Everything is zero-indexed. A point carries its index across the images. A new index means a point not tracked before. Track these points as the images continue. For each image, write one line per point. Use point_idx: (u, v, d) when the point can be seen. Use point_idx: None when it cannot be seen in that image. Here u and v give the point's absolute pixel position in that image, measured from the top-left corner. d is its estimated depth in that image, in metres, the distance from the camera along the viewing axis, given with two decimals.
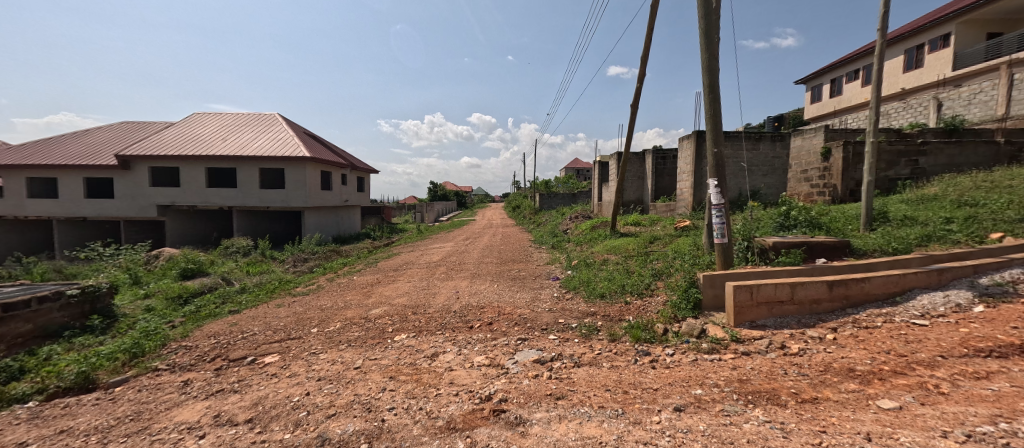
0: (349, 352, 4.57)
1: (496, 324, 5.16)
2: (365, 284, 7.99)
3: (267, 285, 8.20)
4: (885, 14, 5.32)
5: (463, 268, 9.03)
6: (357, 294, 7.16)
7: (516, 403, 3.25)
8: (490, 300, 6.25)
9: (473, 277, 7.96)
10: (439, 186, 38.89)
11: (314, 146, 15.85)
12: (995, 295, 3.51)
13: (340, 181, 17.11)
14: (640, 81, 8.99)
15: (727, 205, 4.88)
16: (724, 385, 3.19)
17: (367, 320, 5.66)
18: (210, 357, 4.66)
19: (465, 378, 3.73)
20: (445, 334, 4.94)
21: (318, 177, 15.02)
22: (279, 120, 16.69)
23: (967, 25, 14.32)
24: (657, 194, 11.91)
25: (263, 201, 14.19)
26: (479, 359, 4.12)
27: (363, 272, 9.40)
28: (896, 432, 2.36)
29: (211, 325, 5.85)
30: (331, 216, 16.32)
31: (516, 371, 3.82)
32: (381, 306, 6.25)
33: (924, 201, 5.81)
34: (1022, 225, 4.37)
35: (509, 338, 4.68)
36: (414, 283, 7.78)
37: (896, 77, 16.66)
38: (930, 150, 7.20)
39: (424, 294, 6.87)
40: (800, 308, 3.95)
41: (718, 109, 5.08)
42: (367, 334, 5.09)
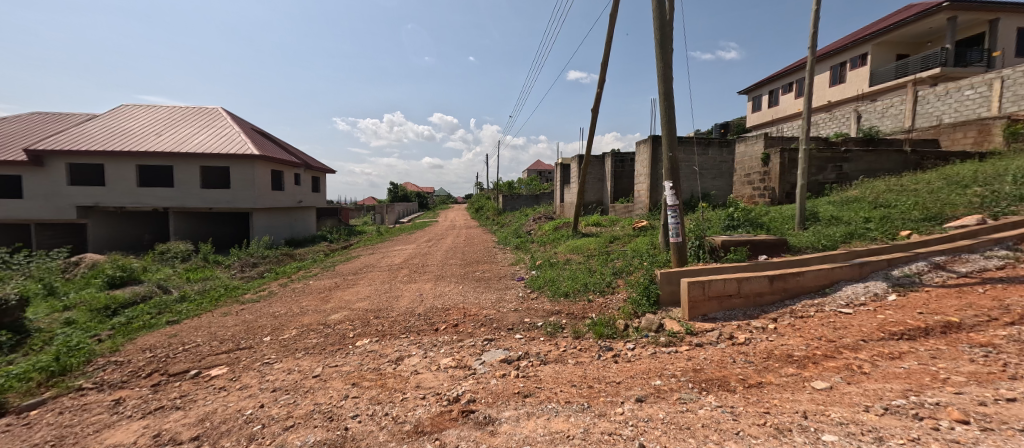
0: (307, 360, 4.49)
1: (462, 326, 5.25)
2: (323, 289, 7.78)
3: (211, 292, 7.78)
4: (814, 33, 5.89)
5: (427, 270, 9.00)
6: (315, 300, 6.98)
7: (484, 403, 3.36)
8: (455, 302, 6.31)
9: (436, 279, 7.97)
10: (400, 186, 38.15)
11: (265, 144, 15.13)
12: (905, 285, 4.01)
13: (294, 181, 16.44)
14: (600, 86, 9.36)
15: (681, 206, 5.24)
16: (681, 375, 3.46)
17: (326, 326, 5.56)
18: (146, 372, 4.41)
19: (431, 381, 3.79)
20: (409, 337, 4.96)
21: (269, 176, 14.36)
22: (225, 116, 15.79)
23: (881, 46, 15.92)
24: (616, 196, 12.42)
25: (206, 202, 13.38)
26: (445, 361, 4.20)
27: (320, 276, 9.14)
28: (828, 409, 2.70)
29: (146, 337, 5.51)
30: (284, 217, 15.67)
31: (483, 371, 3.94)
32: (341, 311, 6.15)
33: (848, 202, 6.49)
34: (926, 224, 4.97)
35: (476, 339, 4.79)
36: (376, 286, 7.68)
37: (824, 91, 18.24)
38: (852, 157, 8.00)
39: (386, 297, 6.81)
40: (746, 300, 4.34)
41: (673, 115, 5.42)
42: (326, 341, 5.01)
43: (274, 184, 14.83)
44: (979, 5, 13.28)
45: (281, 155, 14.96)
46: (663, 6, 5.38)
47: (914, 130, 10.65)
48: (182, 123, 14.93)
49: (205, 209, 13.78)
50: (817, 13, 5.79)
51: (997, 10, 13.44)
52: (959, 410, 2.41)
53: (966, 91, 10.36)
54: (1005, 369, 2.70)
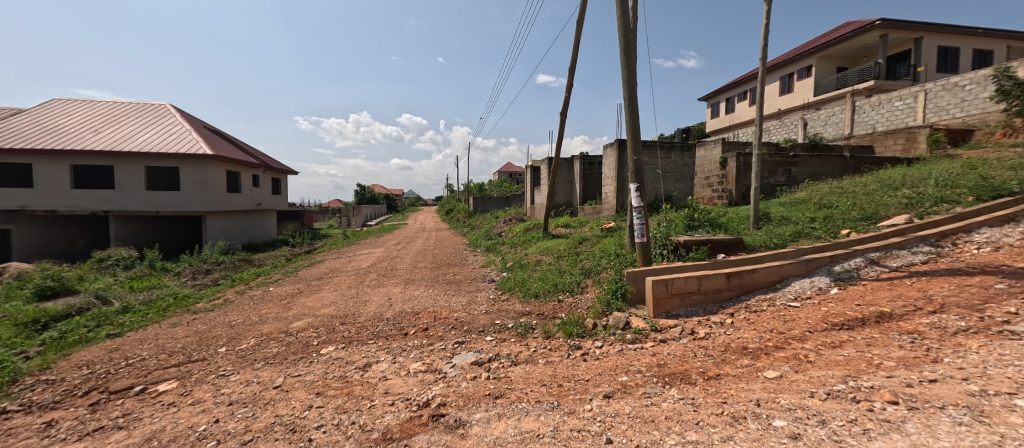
0: (268, 371, 4.35)
1: (432, 329, 5.25)
2: (284, 295, 7.53)
3: (158, 302, 7.36)
4: (764, 46, 6.28)
5: (396, 273, 8.91)
6: (276, 307, 6.75)
7: (454, 406, 3.39)
8: (425, 306, 6.29)
9: (405, 283, 7.89)
10: (367, 188, 37.33)
11: (219, 144, 14.46)
12: (845, 279, 4.36)
13: (252, 183, 15.79)
14: (568, 90, 9.56)
15: (646, 207, 5.47)
16: (646, 370, 3.63)
17: (288, 334, 5.41)
18: (82, 391, 4.12)
19: (401, 387, 3.79)
20: (377, 343, 4.91)
21: (224, 178, 13.73)
22: (174, 113, 14.99)
23: (823, 59, 17.06)
24: (584, 198, 12.70)
25: (151, 205, 12.62)
26: (415, 366, 4.20)
27: (281, 282, 8.85)
28: (778, 396, 2.90)
29: (82, 353, 5.15)
30: (240, 221, 15.01)
31: (454, 374, 3.97)
32: (305, 319, 6.00)
33: (796, 203, 6.94)
34: (862, 223, 5.39)
35: (446, 342, 4.80)
36: (342, 291, 7.52)
37: (774, 99, 19.35)
38: (799, 162, 8.55)
39: (353, 303, 6.69)
40: (706, 297, 4.58)
41: (637, 120, 5.64)
42: (289, 350, 4.88)
43: (230, 186, 14.19)
44: (905, 24, 14.56)
45: (237, 155, 14.34)
46: (627, 14, 5.58)
47: (851, 137, 11.51)
48: (125, 120, 14.04)
49: (150, 212, 12.99)
50: (767, 28, 6.17)
51: (920, 29, 14.74)
52: (890, 391, 2.65)
53: (896, 102, 11.31)
54: (928, 353, 3.00)
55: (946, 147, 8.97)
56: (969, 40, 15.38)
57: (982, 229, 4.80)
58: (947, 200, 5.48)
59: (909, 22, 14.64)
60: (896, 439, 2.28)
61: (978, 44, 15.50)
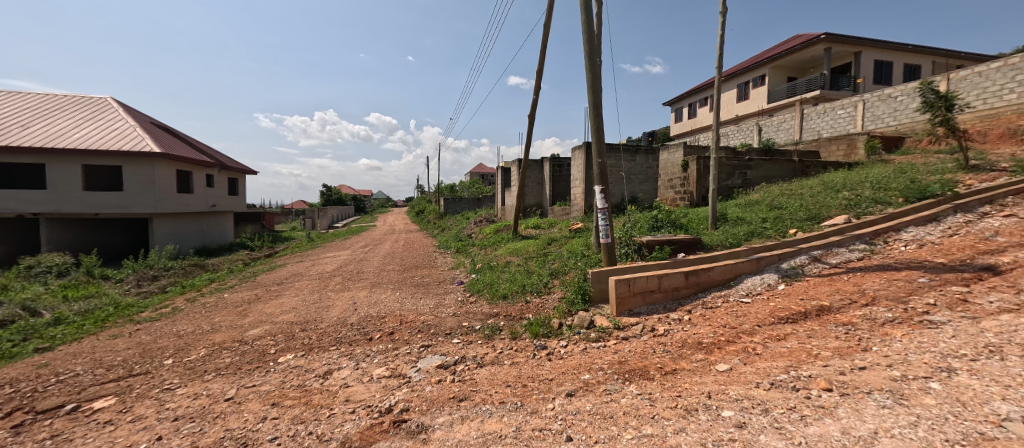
0: (219, 382, 4.17)
1: (397, 333, 5.18)
2: (240, 302, 7.23)
3: (97, 313, 6.90)
4: (720, 54, 6.54)
5: (362, 277, 8.73)
6: (231, 315, 6.48)
7: (417, 411, 3.37)
8: (391, 309, 6.20)
9: (371, 287, 7.76)
10: (335, 190, 36.40)
11: (168, 142, 13.74)
12: (792, 275, 4.61)
13: (206, 183, 15.08)
14: (536, 93, 9.63)
15: (610, 209, 5.60)
16: (607, 368, 3.71)
17: (243, 343, 5.21)
18: (3, 412, 3.80)
19: (363, 393, 3.73)
20: (340, 349, 4.81)
21: (173, 178, 13.04)
22: (117, 108, 14.15)
23: (776, 69, 17.97)
24: (554, 199, 12.86)
25: (89, 207, 11.83)
26: (378, 371, 4.14)
27: (237, 288, 8.49)
28: (728, 388, 3.04)
29: (5, 370, 4.75)
30: (192, 224, 14.28)
31: (419, 379, 3.94)
32: (262, 326, 5.80)
33: (751, 204, 7.27)
34: (808, 223, 5.72)
35: (412, 346, 4.76)
36: (303, 297, 7.30)
37: (731, 105, 20.21)
38: (754, 165, 8.98)
39: (316, 308, 6.51)
40: (666, 295, 4.74)
41: (601, 123, 5.77)
42: (242, 359, 4.70)
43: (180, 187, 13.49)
44: (846, 39, 15.58)
45: (188, 154, 13.66)
46: (591, 20, 5.68)
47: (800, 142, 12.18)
48: (60, 114, 13.15)
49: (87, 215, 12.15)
50: (723, 38, 6.44)
51: (860, 44, 15.78)
52: (825, 379, 2.83)
53: (839, 110, 12.07)
54: (860, 343, 3.22)
55: (881, 153, 9.63)
56: (904, 55, 16.60)
57: (909, 228, 5.21)
58: (880, 202, 5.90)
59: (850, 37, 15.68)
60: (829, 423, 2.43)
61: (911, 59, 16.74)
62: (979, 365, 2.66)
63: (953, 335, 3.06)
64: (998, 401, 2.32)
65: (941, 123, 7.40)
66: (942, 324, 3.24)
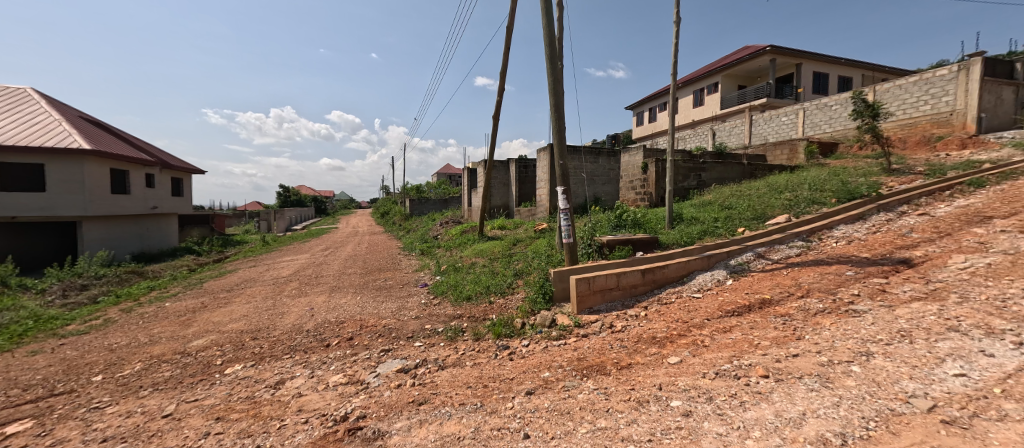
0: (155, 399, 3.93)
1: (357, 339, 5.07)
2: (184, 311, 6.83)
3: (14, 326, 6.30)
4: (675, 62, 6.81)
5: (321, 281, 8.47)
6: (172, 325, 6.12)
7: (375, 417, 3.32)
8: (351, 314, 6.06)
9: (330, 291, 7.54)
10: (294, 191, 35.08)
11: (100, 138, 12.83)
12: (739, 271, 4.87)
13: (145, 183, 14.16)
14: (500, 95, 9.64)
15: (571, 209, 5.72)
16: (566, 365, 3.79)
17: (185, 355, 4.94)
18: None
19: (316, 402, 3.63)
20: (293, 357, 4.66)
21: (106, 177, 12.17)
22: (39, 100, 13.06)
23: (728, 77, 18.88)
24: (521, 200, 12.96)
25: (7, 209, 10.85)
26: (335, 378, 4.04)
27: (180, 297, 8.01)
28: (677, 379, 3.18)
29: None
30: (128, 226, 13.39)
31: (377, 384, 3.88)
32: (208, 336, 5.52)
33: (705, 205, 7.61)
34: (755, 223, 6.05)
35: (371, 351, 4.68)
36: (255, 303, 7.00)
37: (688, 111, 21.04)
38: (708, 168, 9.41)
39: (269, 315, 6.27)
40: (625, 292, 4.89)
41: (563, 126, 5.89)
42: (184, 372, 4.46)
43: (114, 187, 12.62)
44: (790, 51, 16.61)
45: (124, 151, 12.80)
46: (552, 25, 5.79)
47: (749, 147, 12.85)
48: None
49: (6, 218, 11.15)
50: (677, 47, 6.71)
51: (802, 56, 16.86)
52: (763, 367, 3.02)
53: (783, 117, 12.84)
54: (795, 332, 3.45)
55: (819, 158, 10.33)
56: (839, 67, 17.84)
57: (840, 227, 5.64)
58: (817, 202, 6.34)
59: (792, 49, 16.70)
60: (764, 407, 2.60)
61: (846, 71, 18.04)
62: (893, 349, 2.93)
63: (872, 322, 3.34)
64: (906, 380, 2.58)
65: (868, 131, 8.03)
66: (864, 313, 3.53)
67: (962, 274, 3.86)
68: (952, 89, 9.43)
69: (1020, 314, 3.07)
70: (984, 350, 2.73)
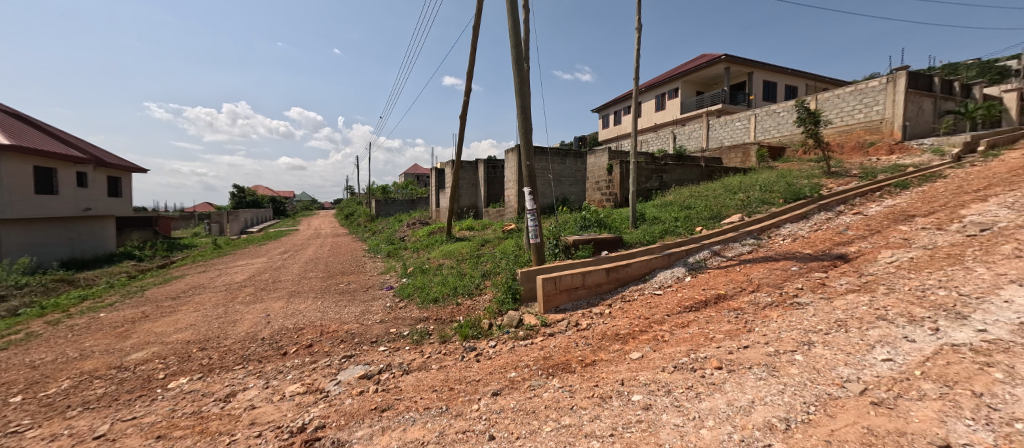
0: (86, 418, 3.66)
1: (317, 345, 4.93)
2: (121, 323, 6.39)
3: None
4: (636, 68, 7.04)
5: (279, 286, 8.16)
6: (107, 338, 5.71)
7: (334, 426, 3.25)
8: (311, 320, 5.87)
9: (289, 297, 7.26)
10: (250, 192, 33.57)
11: (23, 134, 11.84)
12: (697, 269, 5.09)
13: (77, 183, 13.16)
14: (467, 95, 9.60)
15: (538, 209, 5.79)
16: (533, 364, 3.84)
17: (122, 369, 4.62)
18: None
19: (271, 414, 3.50)
20: (246, 368, 4.47)
21: (30, 176, 11.24)
22: None
23: (687, 83, 19.63)
24: (489, 201, 12.97)
25: None
26: (292, 388, 3.91)
27: (118, 307, 7.48)
28: (639, 374, 3.29)
29: None
30: (56, 230, 12.42)
31: (337, 392, 3.79)
32: (149, 348, 5.19)
33: (666, 205, 7.89)
34: (713, 222, 6.33)
35: (332, 358, 4.56)
36: (204, 312, 6.64)
37: (650, 115, 21.71)
38: (669, 169, 9.76)
39: (220, 323, 5.97)
40: (590, 291, 5.01)
41: (530, 127, 5.96)
42: (121, 388, 4.18)
43: (40, 187, 11.69)
44: (742, 60, 17.49)
45: (51, 149, 11.86)
46: (518, 27, 5.84)
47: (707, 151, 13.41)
48: None
49: None
50: (638, 52, 6.93)
51: (753, 65, 17.79)
52: (717, 359, 3.18)
53: (738, 122, 13.49)
54: (746, 325, 3.65)
55: (769, 161, 10.93)
56: (787, 77, 18.95)
57: (786, 225, 6.00)
58: (767, 202, 6.72)
59: (745, 59, 17.59)
60: (718, 397, 2.75)
61: (794, 81, 19.19)
62: (831, 338, 3.16)
63: (814, 313, 3.59)
64: (842, 366, 2.79)
65: (811, 136, 8.58)
66: (807, 305, 3.78)
67: (891, 267, 4.22)
68: (882, 99, 10.25)
69: (937, 301, 3.39)
70: (908, 336, 3.00)
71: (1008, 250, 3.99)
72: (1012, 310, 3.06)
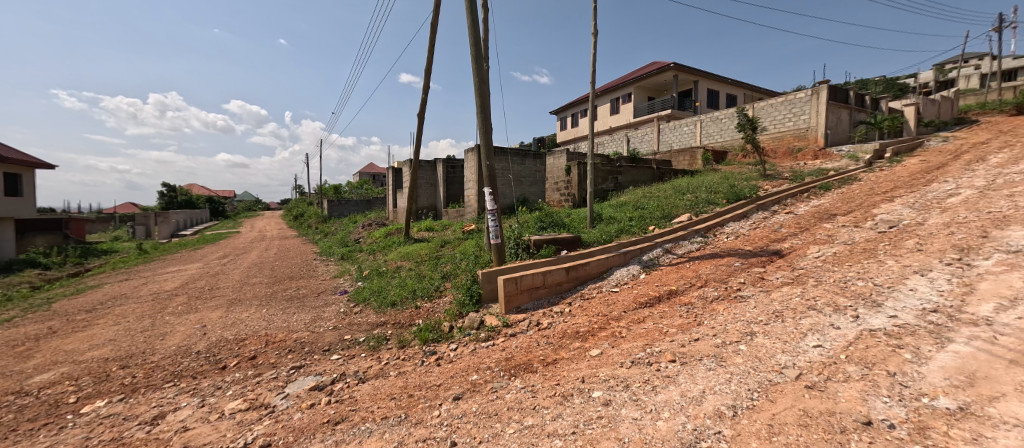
0: None
1: (261, 357, 4.67)
2: (22, 341, 5.71)
3: None
4: (593, 71, 7.25)
5: (218, 294, 7.64)
6: (5, 359, 5.08)
7: (283, 443, 3.10)
8: (255, 330, 5.55)
9: (228, 305, 6.81)
10: (183, 192, 31.09)
11: None
12: (651, 266, 5.34)
13: None
14: (425, 93, 9.45)
15: (498, 210, 5.81)
16: (494, 366, 3.87)
17: (23, 395, 4.13)
18: None
19: (208, 435, 3.28)
20: (178, 385, 4.15)
21: None
22: None
23: (640, 88, 20.43)
24: (448, 201, 12.85)
25: None
26: (232, 405, 3.68)
27: (20, 323, 6.67)
28: (599, 370, 3.40)
29: None
30: None
31: (286, 407, 3.62)
32: (58, 369, 4.68)
33: (621, 205, 8.19)
34: (664, 221, 6.66)
35: (280, 370, 4.34)
36: (127, 325, 6.08)
37: (605, 118, 22.39)
38: (623, 171, 10.13)
39: (146, 337, 5.50)
40: (550, 290, 5.11)
41: (489, 128, 5.97)
42: (24, 416, 3.74)
43: None
44: (690, 68, 18.47)
45: None
46: (477, 25, 5.82)
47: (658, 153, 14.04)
48: None
49: None
50: (594, 57, 7.14)
51: (699, 74, 18.83)
52: (671, 352, 3.35)
53: (685, 127, 14.23)
54: (696, 319, 3.88)
55: (713, 163, 11.62)
56: (729, 86, 20.24)
57: (729, 224, 6.42)
58: (712, 202, 7.15)
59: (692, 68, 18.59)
60: (672, 389, 2.90)
61: (735, 90, 20.52)
62: (770, 328, 3.43)
63: (755, 305, 3.88)
64: (780, 353, 3.05)
65: (750, 141, 9.22)
66: (749, 297, 4.09)
67: (818, 261, 4.64)
68: (810, 108, 11.19)
69: (857, 291, 3.78)
70: (834, 324, 3.32)
71: (912, 244, 4.52)
72: (916, 297, 3.49)
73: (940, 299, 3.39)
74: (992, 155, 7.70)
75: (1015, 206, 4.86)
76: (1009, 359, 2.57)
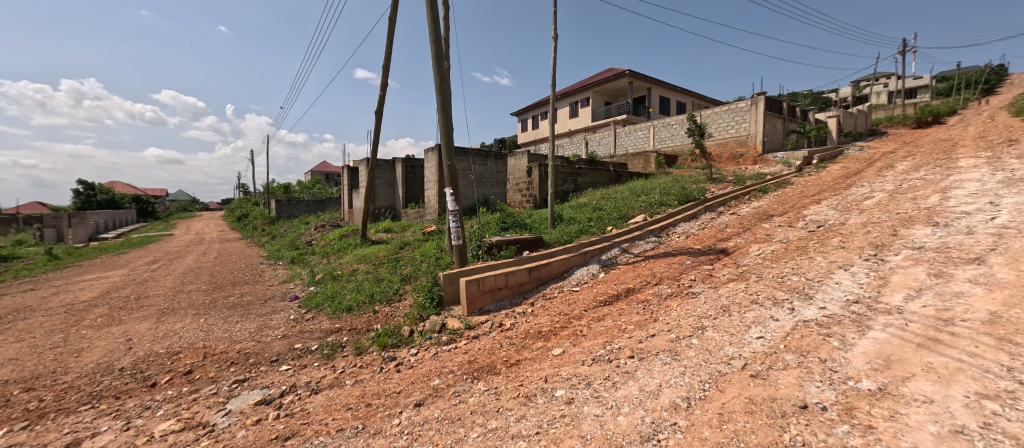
0: None
1: (198, 372, 4.36)
2: None
3: None
4: (553, 74, 7.39)
5: (147, 304, 7.02)
6: None
7: None
8: (191, 341, 5.17)
9: (159, 316, 6.28)
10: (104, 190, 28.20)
11: None
12: (610, 265, 5.54)
13: None
14: (382, 90, 9.20)
15: (460, 211, 5.78)
16: (457, 369, 3.86)
17: None
18: None
19: None
20: (98, 407, 3.78)
21: None
22: None
23: (597, 93, 21.01)
24: (407, 201, 12.59)
25: None
26: (164, 426, 3.42)
27: None
28: (561, 369, 3.50)
29: None
30: None
31: (229, 424, 3.41)
32: None
33: (580, 206, 8.42)
34: (621, 222, 6.92)
35: (221, 384, 4.08)
36: (35, 342, 5.44)
37: (564, 121, 22.86)
38: (582, 172, 10.40)
39: (58, 355, 4.95)
40: (512, 290, 5.16)
41: (451, 128, 5.93)
42: None
43: None
44: (643, 76, 19.25)
45: None
46: (437, 23, 5.76)
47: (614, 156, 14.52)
48: None
49: None
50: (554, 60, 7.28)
51: (652, 81, 19.66)
52: (629, 349, 3.51)
53: (640, 132, 14.86)
54: (651, 315, 4.08)
55: (665, 166, 12.19)
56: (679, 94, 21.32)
57: (680, 224, 6.79)
58: (664, 204, 7.53)
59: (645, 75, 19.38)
60: (631, 384, 3.04)
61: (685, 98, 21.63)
62: (718, 322, 3.68)
63: (704, 301, 4.14)
64: (727, 346, 3.28)
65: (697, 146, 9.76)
66: (699, 293, 4.36)
67: (758, 258, 5.02)
68: (750, 116, 12.04)
69: (792, 285, 4.15)
70: (774, 316, 3.62)
71: (837, 242, 5.02)
72: (841, 290, 3.89)
73: (860, 291, 3.79)
74: (899, 162, 8.68)
75: (918, 207, 5.52)
76: (916, 342, 2.94)
